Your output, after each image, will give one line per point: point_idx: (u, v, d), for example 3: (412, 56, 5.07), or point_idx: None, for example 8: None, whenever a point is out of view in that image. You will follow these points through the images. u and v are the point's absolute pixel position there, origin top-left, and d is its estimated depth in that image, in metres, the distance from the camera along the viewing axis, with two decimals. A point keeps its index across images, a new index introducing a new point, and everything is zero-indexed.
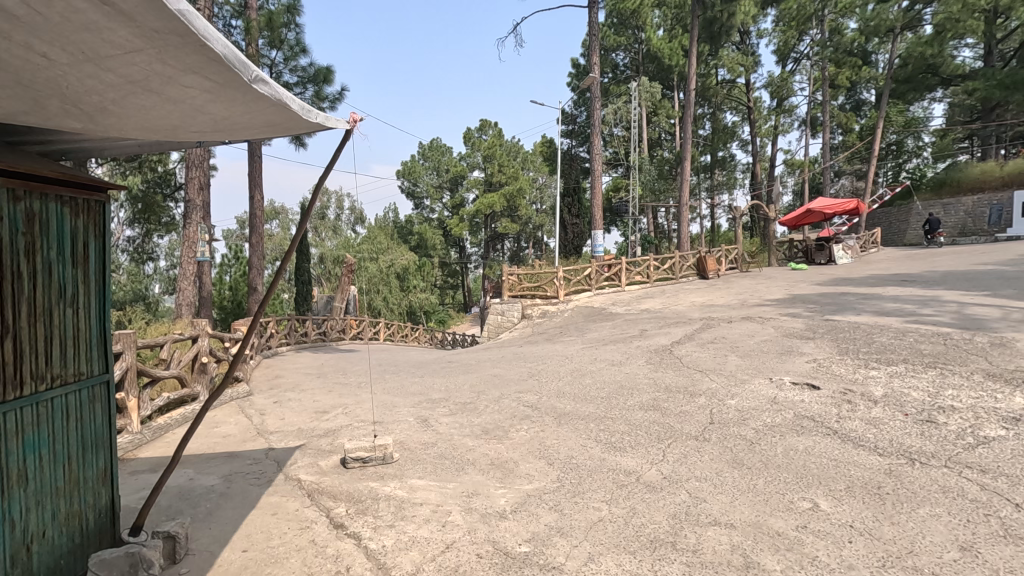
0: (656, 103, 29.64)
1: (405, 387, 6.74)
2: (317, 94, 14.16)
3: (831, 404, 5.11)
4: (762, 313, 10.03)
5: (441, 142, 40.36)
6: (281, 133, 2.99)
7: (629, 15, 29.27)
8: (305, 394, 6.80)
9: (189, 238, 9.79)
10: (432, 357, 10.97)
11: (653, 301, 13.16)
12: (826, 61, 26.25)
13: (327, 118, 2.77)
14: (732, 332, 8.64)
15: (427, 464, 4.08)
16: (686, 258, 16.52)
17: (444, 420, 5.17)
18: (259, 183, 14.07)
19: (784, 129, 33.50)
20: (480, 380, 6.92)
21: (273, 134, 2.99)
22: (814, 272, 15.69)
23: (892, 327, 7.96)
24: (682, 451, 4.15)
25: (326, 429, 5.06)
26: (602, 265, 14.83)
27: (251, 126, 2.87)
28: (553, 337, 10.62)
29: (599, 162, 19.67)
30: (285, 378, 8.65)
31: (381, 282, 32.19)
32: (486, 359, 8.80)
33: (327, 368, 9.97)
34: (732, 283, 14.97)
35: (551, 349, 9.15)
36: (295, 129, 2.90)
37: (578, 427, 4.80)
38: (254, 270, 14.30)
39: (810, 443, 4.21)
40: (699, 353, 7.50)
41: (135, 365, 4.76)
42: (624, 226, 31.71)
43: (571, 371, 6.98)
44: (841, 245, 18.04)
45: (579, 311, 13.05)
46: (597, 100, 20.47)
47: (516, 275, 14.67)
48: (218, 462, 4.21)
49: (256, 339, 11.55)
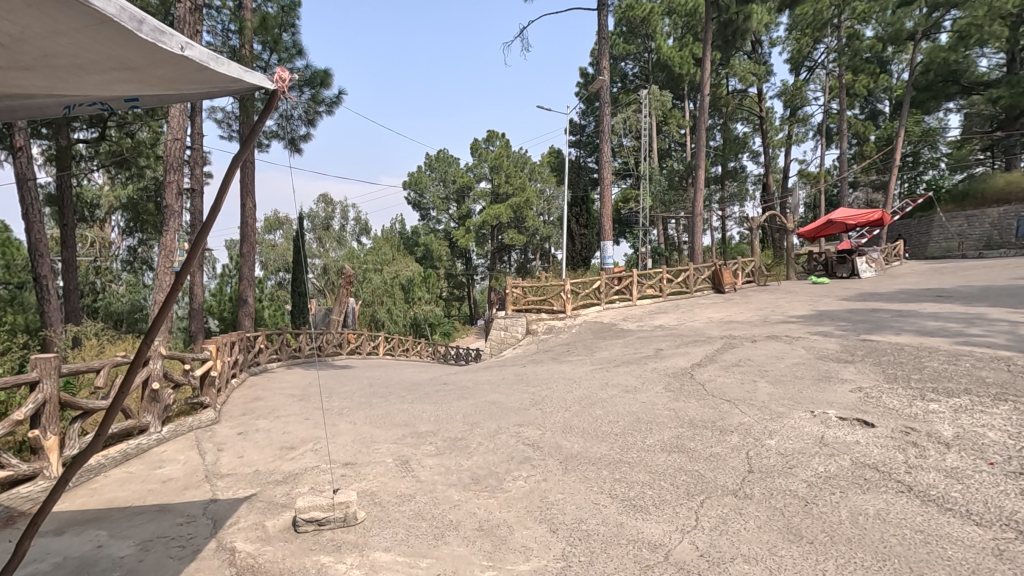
0: (666, 112, 28.96)
1: (390, 417, 5.92)
2: (313, 98, 13.63)
3: (893, 448, 4.24)
4: (789, 331, 9.14)
5: (447, 152, 39.97)
6: (162, 88, 2.18)
7: (639, 23, 28.61)
8: (277, 422, 6.01)
9: (165, 246, 8.96)
10: (429, 376, 10.15)
11: (667, 316, 12.30)
12: (843, 68, 25.58)
13: (190, 45, 1.82)
14: (758, 354, 7.77)
15: (398, 527, 3.26)
16: (701, 271, 15.67)
17: (427, 463, 4.35)
18: (251, 192, 13.48)
19: (799, 139, 32.71)
20: (475, 408, 6.08)
21: (156, 89, 2.19)
22: (838, 287, 14.74)
23: (941, 350, 7.06)
24: (720, 514, 3.29)
25: (285, 474, 4.24)
26: (612, 277, 14.03)
27: (111, 75, 2.05)
28: (559, 356, 9.78)
29: (608, 171, 18.89)
30: (263, 400, 7.86)
31: (385, 293, 31.35)
32: (485, 381, 7.96)
33: (313, 389, 9.16)
34: (751, 297, 14.09)
35: (557, 370, 8.31)
36: (178, 81, 2.09)
37: (588, 475, 3.97)
38: (245, 282, 13.59)
39: (882, 505, 3.34)
40: (725, 379, 6.65)
41: (57, 396, 3.99)
42: (634, 238, 30.96)
43: (580, 399, 6.14)
44: (864, 258, 17.11)
45: (587, 327, 12.20)
46: (607, 106, 19.71)
47: (520, 287, 13.86)
48: (141, 521, 3.40)
49: (244, 355, 10.86)
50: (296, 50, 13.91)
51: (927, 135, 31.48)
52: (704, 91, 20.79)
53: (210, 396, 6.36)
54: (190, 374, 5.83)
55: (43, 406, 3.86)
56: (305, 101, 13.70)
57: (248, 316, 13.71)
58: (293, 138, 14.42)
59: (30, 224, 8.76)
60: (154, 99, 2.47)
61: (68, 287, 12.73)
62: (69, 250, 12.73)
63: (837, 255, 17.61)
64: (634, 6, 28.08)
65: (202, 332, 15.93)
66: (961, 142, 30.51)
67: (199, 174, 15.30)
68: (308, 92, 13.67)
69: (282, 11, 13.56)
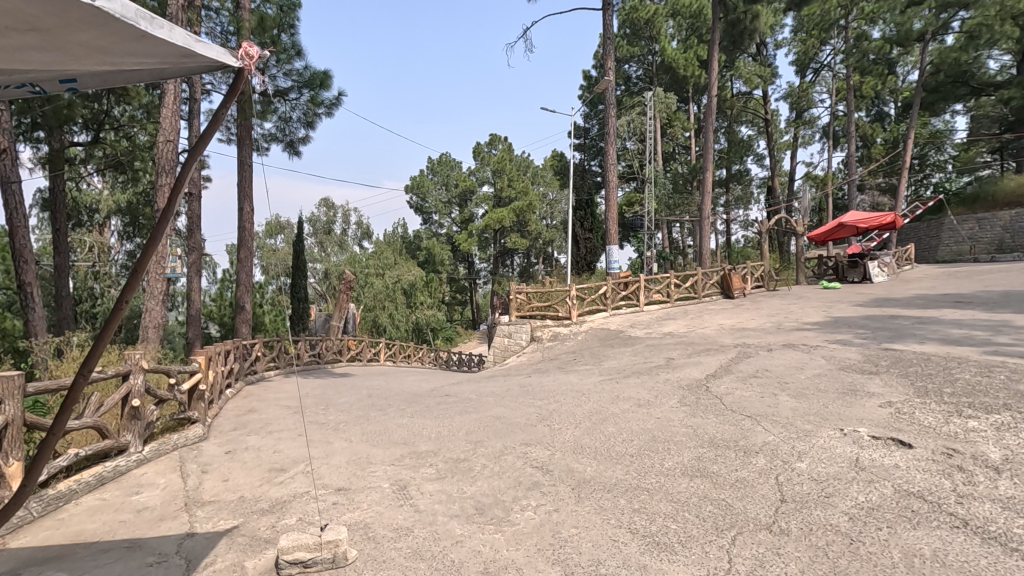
0: (671, 114, 28.63)
1: (388, 434, 5.57)
2: (311, 100, 13.33)
3: (938, 473, 3.86)
4: (805, 339, 8.75)
5: (450, 156, 39.72)
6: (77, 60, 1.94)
7: (643, 25, 28.57)
8: (268, 439, 5.66)
9: (157, 252, 8.60)
10: (430, 386, 9.81)
11: (676, 323, 11.91)
12: (850, 69, 25.26)
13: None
14: (775, 364, 7.39)
15: (393, 570, 2.89)
16: (709, 275, 15.31)
17: (427, 489, 3.99)
18: (249, 195, 13.17)
19: (805, 141, 32.30)
20: (480, 424, 5.72)
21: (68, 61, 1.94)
22: (851, 292, 14.34)
23: (972, 360, 6.69)
24: (756, 555, 2.93)
25: (273, 501, 3.89)
26: (618, 282, 13.68)
27: (20, 42, 1.84)
28: (565, 365, 9.41)
29: (613, 174, 18.53)
30: (256, 413, 7.51)
31: (387, 297, 31.00)
32: (488, 393, 7.61)
33: (309, 399, 8.82)
34: (761, 302, 13.72)
35: (564, 381, 7.95)
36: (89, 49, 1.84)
37: (605, 505, 3.60)
38: (243, 288, 13.25)
39: (938, 544, 2.96)
40: (743, 392, 6.27)
41: (22, 417, 3.64)
42: (638, 242, 30.60)
43: (590, 414, 5.77)
44: (875, 262, 16.71)
45: (594, 334, 11.82)
46: (612, 108, 19.35)
47: (524, 293, 13.51)
48: (106, 560, 3.05)
49: (240, 363, 10.56)
50: (295, 51, 13.62)
51: (934, 137, 31.07)
52: (712, 92, 20.40)
53: (199, 411, 6.01)
54: (177, 389, 5.49)
55: (4, 430, 3.51)
56: (305, 102, 13.41)
57: (245, 323, 13.34)
58: (292, 141, 14.13)
59: (14, 230, 8.49)
60: (93, 80, 2.22)
61: (60, 292, 12.41)
62: (62, 255, 12.45)
63: (848, 259, 17.19)
64: (638, 8, 28.06)
65: (199, 338, 15.62)
66: (969, 144, 30.12)
67: (196, 177, 15.07)
68: (308, 93, 13.37)
69: (281, 12, 13.30)
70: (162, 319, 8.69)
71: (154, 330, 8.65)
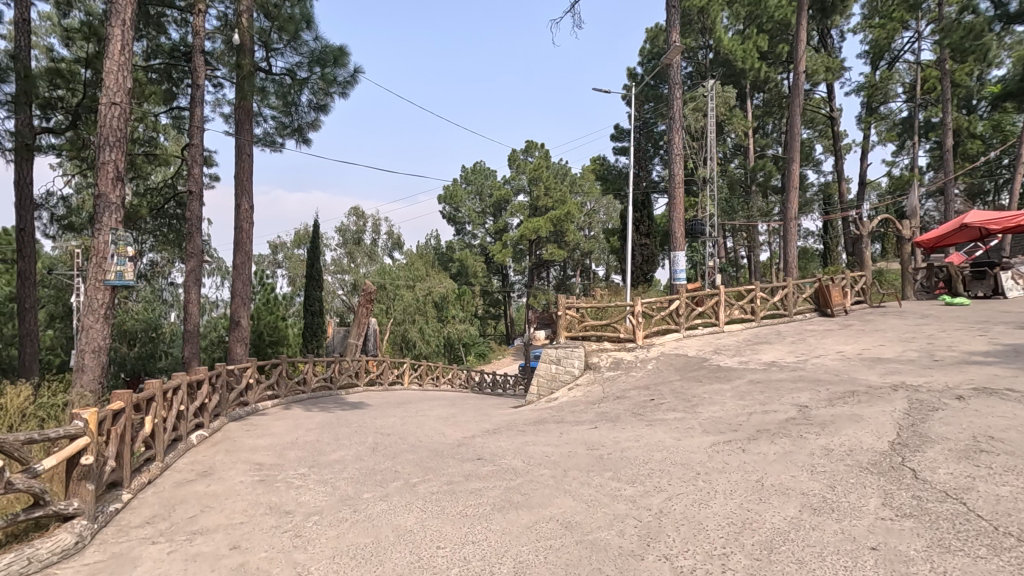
0: (728, 111, 25.60)
1: (376, 562, 3.11)
2: (322, 78, 11.22)
3: None
4: (1006, 383, 5.91)
5: (484, 165, 37.89)
6: None
7: (696, 15, 26.04)
8: (173, 563, 3.29)
9: (97, 251, 6.39)
10: (456, 431, 7.33)
11: (776, 350, 9.15)
12: (945, 51, 21.78)
13: None
14: (1000, 427, 4.64)
15: None
16: (800, 288, 12.48)
17: None
18: (247, 190, 11.23)
19: (880, 139, 28.66)
20: (539, 545, 3.22)
21: None
22: (991, 309, 11.32)
23: None
24: None
25: None
26: (692, 296, 11.01)
27: None
28: (642, 411, 6.78)
29: (677, 171, 15.71)
30: (206, 483, 5.16)
31: (417, 311, 28.95)
32: (541, 459, 5.09)
33: (292, 452, 6.45)
34: (875, 322, 10.84)
35: (651, 440, 5.35)
36: None
37: None
38: (239, 300, 11.19)
39: None
40: (1000, 488, 3.59)
41: None
42: (692, 252, 27.63)
43: (739, 534, 3.20)
44: (1008, 273, 13.60)
45: (668, 364, 9.13)
46: (674, 90, 16.53)
47: (576, 309, 10.74)
48: None
49: (222, 394, 8.38)
50: None
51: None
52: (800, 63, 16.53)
53: (81, 497, 3.72)
54: (16, 475, 3.17)
55: None
56: (315, 82, 11.38)
57: (240, 342, 11.19)
58: (300, 127, 12.16)
59: None
60: None
61: (25, 303, 10.65)
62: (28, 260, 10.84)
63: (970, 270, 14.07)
64: None
65: (197, 357, 13.63)
66: None
67: (197, 174, 13.19)
68: (318, 71, 11.26)
69: None
70: (103, 341, 6.47)
71: (91, 356, 6.43)
